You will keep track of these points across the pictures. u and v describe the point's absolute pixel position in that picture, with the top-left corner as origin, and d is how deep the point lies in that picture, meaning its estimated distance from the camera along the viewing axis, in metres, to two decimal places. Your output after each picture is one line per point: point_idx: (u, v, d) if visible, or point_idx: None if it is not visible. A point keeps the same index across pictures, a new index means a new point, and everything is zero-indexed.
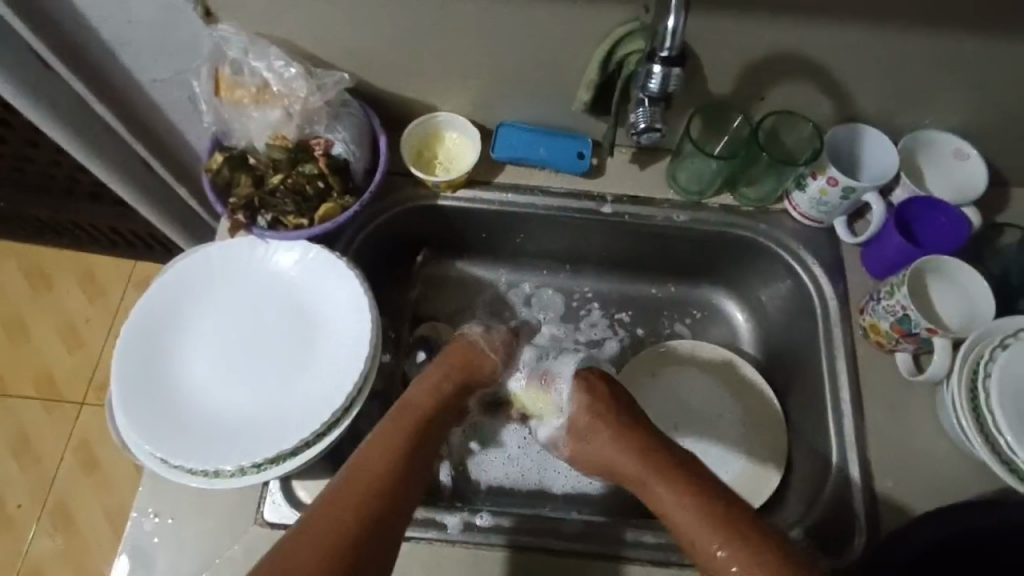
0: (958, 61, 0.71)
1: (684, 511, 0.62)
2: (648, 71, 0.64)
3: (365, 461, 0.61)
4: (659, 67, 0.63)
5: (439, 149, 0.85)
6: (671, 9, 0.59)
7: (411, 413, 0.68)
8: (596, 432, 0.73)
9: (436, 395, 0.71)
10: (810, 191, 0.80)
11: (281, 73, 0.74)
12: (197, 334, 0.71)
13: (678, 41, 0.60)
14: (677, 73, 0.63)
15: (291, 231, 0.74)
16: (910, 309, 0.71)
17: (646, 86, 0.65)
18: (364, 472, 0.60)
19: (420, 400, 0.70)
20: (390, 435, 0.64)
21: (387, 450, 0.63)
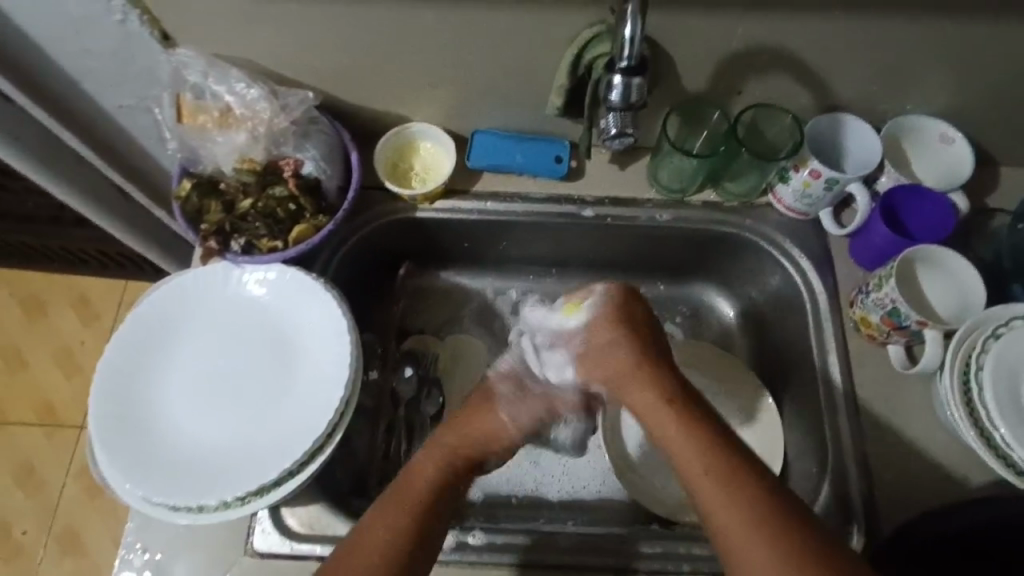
0: (935, 44, 0.70)
1: (710, 479, 0.61)
2: (609, 82, 0.63)
3: (365, 532, 0.61)
4: (619, 77, 0.62)
5: (414, 161, 0.84)
6: (627, 16, 0.57)
7: (410, 486, 0.65)
8: (623, 355, 0.72)
9: (443, 465, 0.67)
10: (794, 184, 0.78)
11: (243, 95, 0.72)
12: (178, 363, 0.70)
13: (637, 50, 0.60)
14: (639, 81, 0.62)
15: (265, 254, 0.72)
16: (900, 301, 0.69)
17: (608, 96, 0.64)
18: (367, 540, 0.60)
19: (427, 470, 0.67)
20: (391, 510, 0.62)
21: (389, 521, 0.61)
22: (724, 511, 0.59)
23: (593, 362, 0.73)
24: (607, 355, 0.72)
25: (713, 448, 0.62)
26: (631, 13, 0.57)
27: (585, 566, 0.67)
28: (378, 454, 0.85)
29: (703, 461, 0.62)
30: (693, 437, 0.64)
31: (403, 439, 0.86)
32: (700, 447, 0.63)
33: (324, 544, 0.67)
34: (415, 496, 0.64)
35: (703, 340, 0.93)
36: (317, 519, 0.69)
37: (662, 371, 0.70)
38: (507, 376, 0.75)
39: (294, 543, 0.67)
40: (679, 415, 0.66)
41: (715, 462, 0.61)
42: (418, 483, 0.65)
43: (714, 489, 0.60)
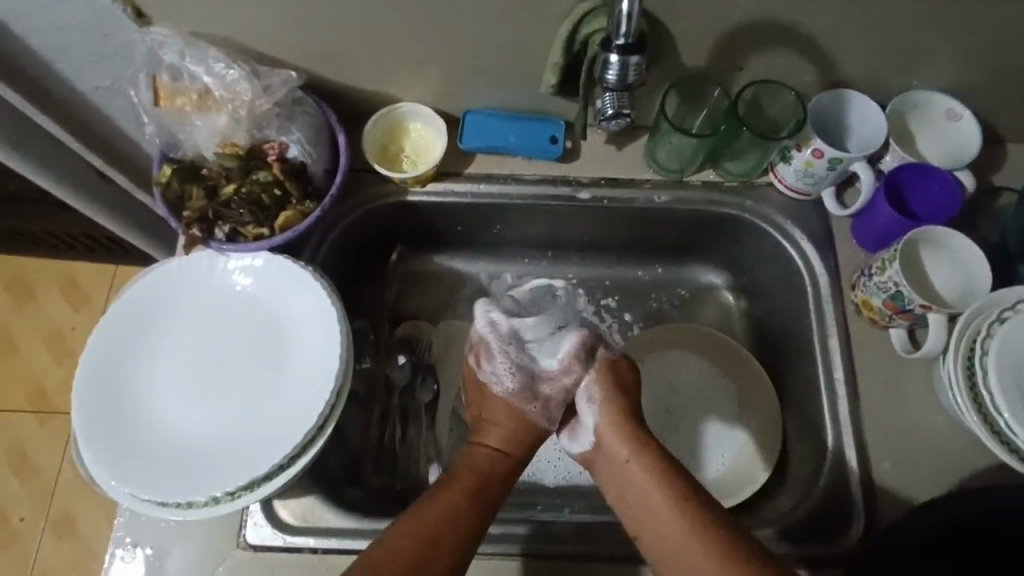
0: (945, 17, 0.67)
1: (677, 525, 0.59)
2: (605, 61, 0.60)
3: (426, 512, 0.61)
4: (615, 56, 0.59)
5: (405, 142, 0.81)
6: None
7: (470, 478, 0.65)
8: (614, 392, 0.69)
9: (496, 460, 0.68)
10: (795, 163, 0.76)
11: (222, 77, 0.68)
12: (163, 353, 0.68)
13: (633, 27, 0.57)
14: (638, 60, 0.60)
15: (250, 242, 0.70)
16: (903, 285, 0.68)
17: (605, 76, 0.61)
18: (426, 516, 0.60)
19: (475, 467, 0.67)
20: (448, 497, 0.63)
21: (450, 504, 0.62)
22: (685, 552, 0.58)
23: (608, 386, 0.70)
24: (613, 386, 0.70)
25: (677, 485, 0.62)
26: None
27: (580, 555, 0.67)
28: (372, 442, 0.84)
29: (667, 504, 0.61)
30: (656, 475, 0.63)
31: (398, 427, 0.85)
32: (662, 486, 0.62)
33: (318, 537, 0.66)
34: (458, 501, 0.62)
35: (701, 324, 0.91)
36: (310, 511, 0.68)
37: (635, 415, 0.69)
38: (553, 386, 0.71)
39: (286, 536, 0.66)
40: (645, 458, 0.64)
41: (677, 501, 0.61)
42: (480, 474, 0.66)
43: (676, 529, 0.59)
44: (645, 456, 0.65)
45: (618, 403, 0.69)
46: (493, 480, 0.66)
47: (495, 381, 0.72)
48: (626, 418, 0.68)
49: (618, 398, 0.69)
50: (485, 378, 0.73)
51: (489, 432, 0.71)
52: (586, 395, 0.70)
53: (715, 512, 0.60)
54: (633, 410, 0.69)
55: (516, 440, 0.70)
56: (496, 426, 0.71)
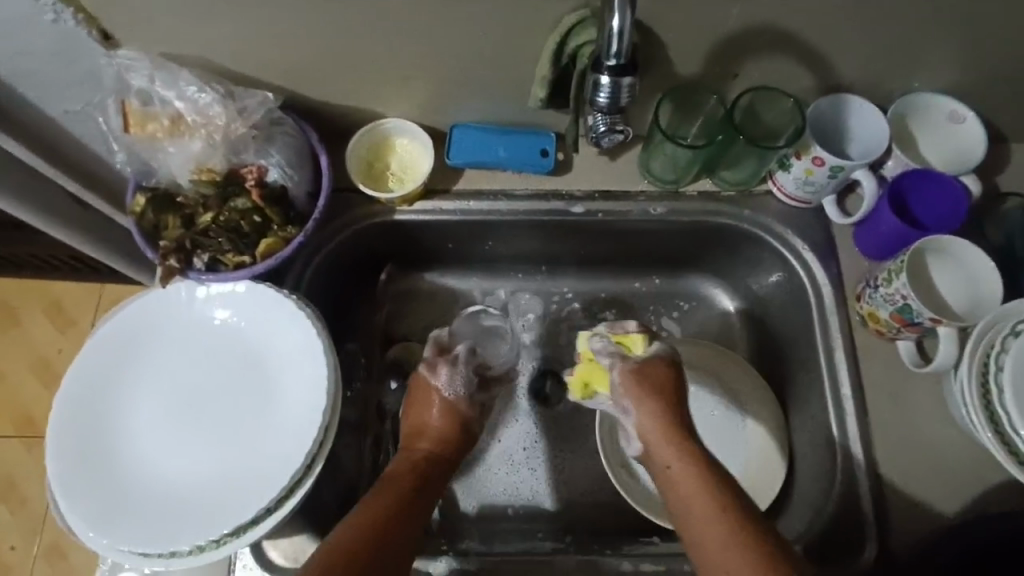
0: (948, 17, 0.64)
1: (721, 532, 0.59)
2: (596, 83, 0.57)
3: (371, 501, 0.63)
4: (607, 78, 0.56)
5: (391, 159, 0.78)
6: (613, 7, 0.52)
7: (407, 474, 0.67)
8: (655, 396, 0.68)
9: (427, 462, 0.70)
10: (795, 171, 0.73)
11: (195, 101, 0.65)
12: (141, 390, 0.65)
13: (625, 48, 0.54)
14: (630, 81, 0.57)
15: (231, 271, 0.67)
16: (911, 297, 0.65)
17: (597, 99, 0.59)
18: (371, 506, 0.62)
19: (402, 468, 0.68)
20: (392, 487, 0.65)
21: (390, 493, 0.64)
22: (722, 558, 0.57)
23: (649, 393, 0.68)
24: (653, 390, 0.69)
25: (718, 491, 0.61)
26: (619, 4, 0.51)
27: None
28: (366, 470, 0.81)
29: (710, 509, 0.60)
30: (700, 480, 0.62)
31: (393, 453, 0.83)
32: (707, 491, 0.61)
33: None
34: (399, 494, 0.64)
35: (700, 335, 0.90)
36: (302, 551, 0.65)
37: (681, 419, 0.68)
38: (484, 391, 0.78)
39: None
40: (691, 464, 0.64)
41: (717, 506, 0.60)
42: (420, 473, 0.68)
43: (717, 535, 0.59)
44: (689, 460, 0.64)
45: (657, 400, 0.68)
46: (424, 477, 0.68)
47: (446, 387, 0.74)
48: (670, 422, 0.67)
49: (663, 403, 0.68)
50: (437, 385, 0.74)
51: (422, 437, 0.72)
52: (620, 404, 0.70)
53: (757, 524, 0.59)
54: (680, 416, 0.68)
55: (447, 443, 0.72)
56: (431, 429, 0.72)
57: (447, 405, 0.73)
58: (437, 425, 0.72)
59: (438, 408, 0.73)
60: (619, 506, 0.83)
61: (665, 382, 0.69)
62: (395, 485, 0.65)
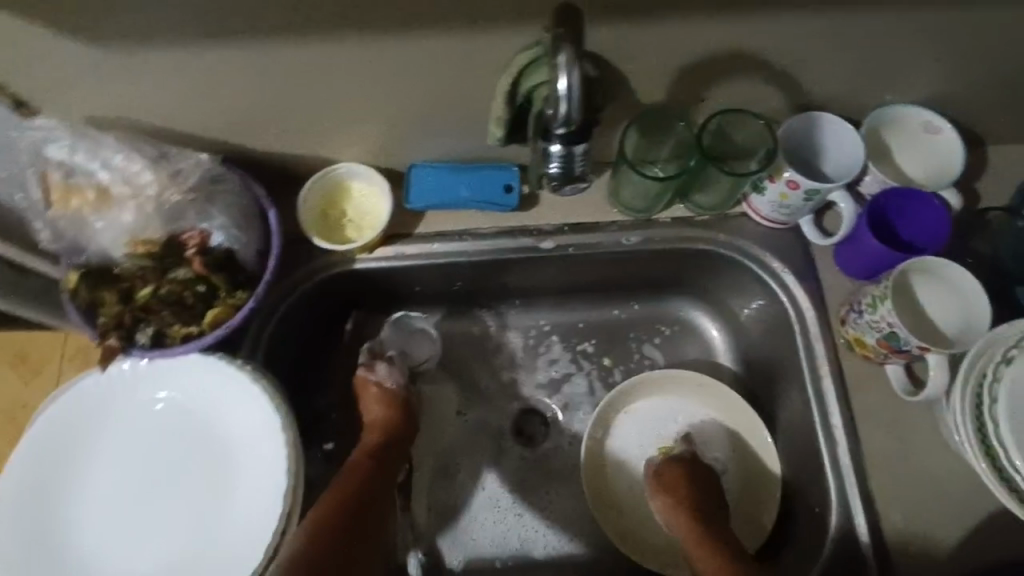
0: (918, 31, 0.61)
1: None
2: (547, 150, 0.56)
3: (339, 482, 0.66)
4: (557, 147, 0.55)
5: (346, 206, 0.73)
6: (560, 67, 0.48)
7: (366, 457, 0.70)
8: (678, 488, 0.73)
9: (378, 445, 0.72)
10: (770, 195, 0.70)
11: (122, 169, 0.61)
12: (92, 474, 0.62)
13: (576, 114, 0.50)
14: (583, 147, 0.55)
15: (178, 345, 0.62)
16: (897, 326, 0.62)
17: (551, 166, 0.57)
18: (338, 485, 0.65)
19: (359, 458, 0.69)
20: (355, 469, 0.67)
21: (354, 473, 0.67)
22: None
23: (673, 486, 0.74)
24: (677, 481, 0.74)
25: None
26: (564, 63, 0.47)
27: None
28: None
29: None
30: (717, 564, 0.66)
31: None
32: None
33: None
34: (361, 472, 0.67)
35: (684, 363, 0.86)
36: None
37: (705, 507, 0.72)
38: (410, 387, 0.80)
39: None
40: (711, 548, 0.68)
41: None
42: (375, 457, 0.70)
43: None
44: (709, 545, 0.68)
45: (678, 498, 0.72)
46: (381, 460, 0.70)
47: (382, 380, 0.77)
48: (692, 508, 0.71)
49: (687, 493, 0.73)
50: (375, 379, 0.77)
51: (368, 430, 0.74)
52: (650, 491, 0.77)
53: None
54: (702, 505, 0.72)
55: (391, 428, 0.74)
56: (376, 418, 0.75)
57: (386, 394, 0.76)
58: (380, 414, 0.75)
59: (377, 400, 0.76)
60: (611, 549, 0.80)
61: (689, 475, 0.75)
62: (358, 467, 0.68)
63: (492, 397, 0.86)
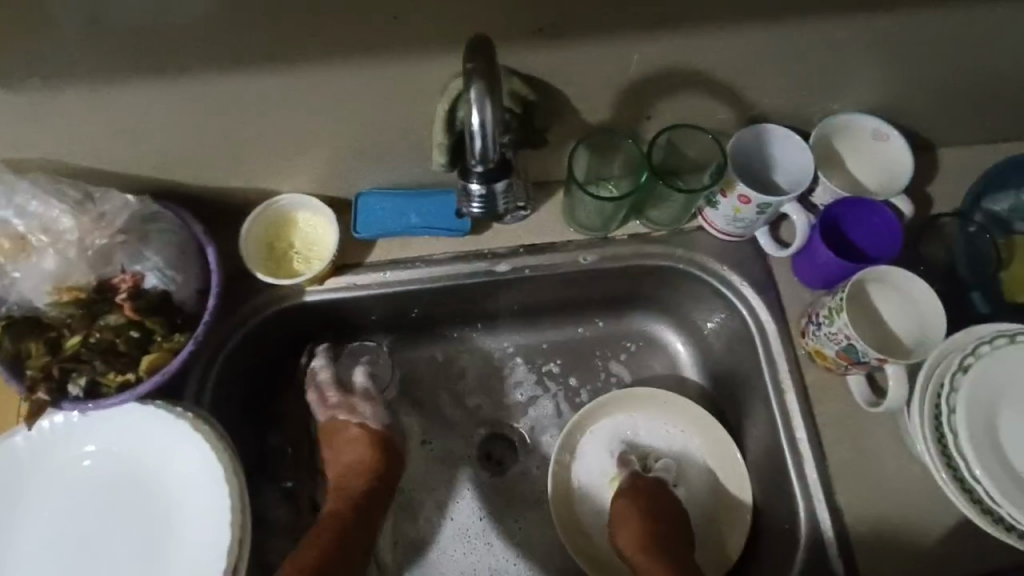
0: (857, 42, 0.61)
1: None
2: (467, 187, 0.54)
3: (313, 540, 0.69)
4: (476, 186, 0.53)
5: (292, 237, 0.71)
6: (470, 102, 0.45)
7: (343, 505, 0.72)
8: (626, 521, 0.72)
9: (353, 492, 0.73)
10: (723, 209, 0.69)
11: (40, 215, 0.58)
12: (27, 534, 0.59)
13: (492, 154, 0.49)
14: (504, 184, 0.53)
15: (113, 394, 0.59)
16: (854, 338, 0.61)
17: (471, 205, 0.55)
18: (310, 545, 0.68)
19: (335, 510, 0.71)
20: (330, 525, 0.70)
21: (330, 527, 0.70)
22: None
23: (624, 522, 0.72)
24: (626, 513, 0.73)
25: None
26: (474, 98, 0.45)
27: None
28: None
29: None
30: None
31: None
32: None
33: None
34: (336, 527, 0.70)
35: (650, 380, 0.85)
36: None
37: (659, 536, 0.70)
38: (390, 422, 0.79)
39: None
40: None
41: None
42: (352, 504, 0.72)
43: None
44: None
45: (636, 529, 0.71)
46: (359, 507, 0.72)
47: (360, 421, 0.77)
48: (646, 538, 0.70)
49: (638, 523, 0.71)
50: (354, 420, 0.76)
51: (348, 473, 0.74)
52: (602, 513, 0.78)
53: None
54: (656, 537, 0.70)
55: (365, 474, 0.74)
56: (353, 460, 0.75)
57: (364, 436, 0.76)
58: (358, 459, 0.75)
59: (356, 443, 0.75)
60: None
61: (640, 503, 0.73)
62: (333, 520, 0.70)
63: (457, 425, 0.83)
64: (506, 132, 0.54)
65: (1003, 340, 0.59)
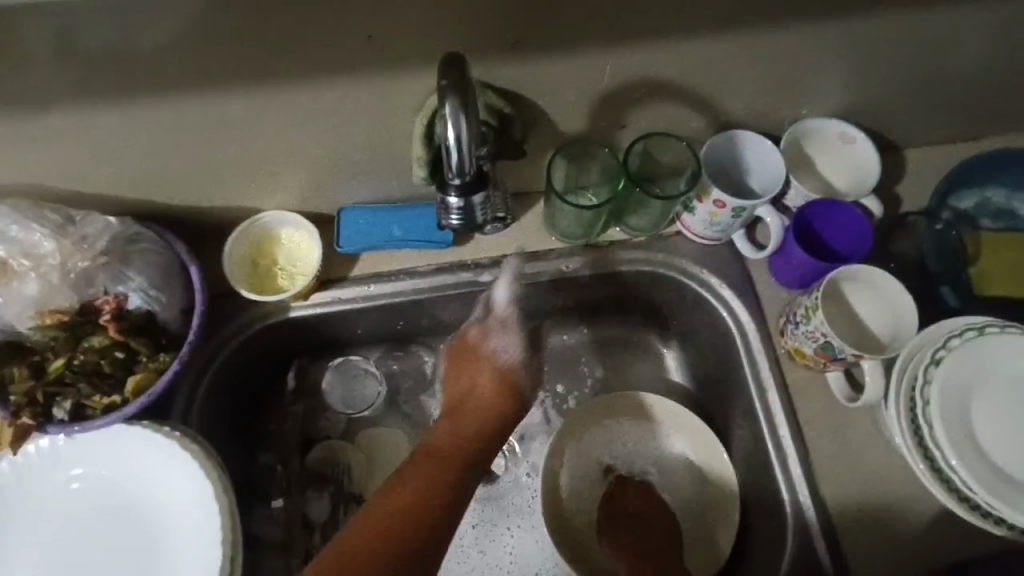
0: (819, 50, 0.63)
1: None
2: (444, 201, 0.55)
3: (399, 486, 0.58)
4: (454, 198, 0.54)
5: (276, 254, 0.71)
6: (445, 116, 0.46)
7: (448, 454, 0.62)
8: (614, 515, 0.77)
9: (470, 440, 0.63)
10: (700, 214, 0.71)
11: (19, 239, 0.58)
12: (14, 563, 0.58)
13: (468, 167, 0.50)
14: (481, 196, 0.54)
15: (99, 416, 0.59)
16: (831, 335, 0.63)
17: (450, 217, 0.56)
18: (396, 497, 0.57)
19: (444, 442, 0.63)
20: (423, 472, 0.60)
21: (430, 484, 0.59)
22: None
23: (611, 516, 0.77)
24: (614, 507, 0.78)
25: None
26: (450, 113, 0.46)
27: None
28: None
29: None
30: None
31: None
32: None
33: None
34: (435, 478, 0.59)
35: (637, 383, 0.86)
36: None
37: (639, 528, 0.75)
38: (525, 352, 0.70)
39: None
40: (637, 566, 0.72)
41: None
42: (454, 449, 0.62)
43: None
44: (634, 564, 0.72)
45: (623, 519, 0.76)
46: (466, 453, 0.62)
47: (495, 351, 0.69)
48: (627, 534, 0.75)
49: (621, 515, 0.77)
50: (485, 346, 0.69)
51: (469, 412, 0.65)
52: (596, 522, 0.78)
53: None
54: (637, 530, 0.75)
55: (491, 418, 0.65)
56: (472, 401, 0.66)
57: (499, 375, 0.68)
58: (474, 387, 0.67)
59: (483, 375, 0.68)
60: None
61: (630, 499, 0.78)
62: (422, 482, 0.59)
63: None
64: (484, 144, 0.55)
65: (972, 333, 0.61)
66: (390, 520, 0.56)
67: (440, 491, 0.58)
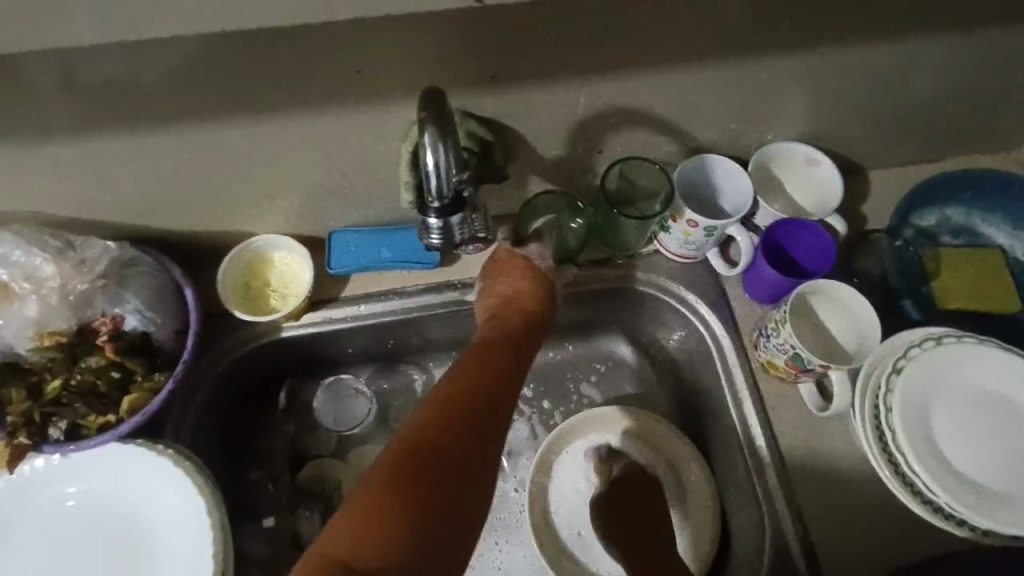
0: (780, 81, 0.68)
1: None
2: (425, 221, 0.57)
3: (458, 371, 0.62)
4: (434, 219, 0.56)
5: (268, 276, 0.74)
6: (425, 145, 0.50)
7: (496, 342, 0.65)
8: None
9: (514, 331, 0.67)
10: (675, 233, 0.74)
11: (21, 262, 0.61)
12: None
13: (446, 190, 0.53)
14: (459, 217, 0.57)
15: (94, 435, 0.60)
16: (800, 346, 0.66)
17: (431, 237, 0.58)
18: (458, 378, 0.61)
19: (495, 332, 0.67)
20: (476, 360, 0.63)
21: (477, 371, 0.62)
22: None
23: None
24: None
25: None
26: (429, 142, 0.49)
27: None
28: None
29: None
30: None
31: None
32: None
33: None
34: (485, 364, 0.63)
35: (620, 397, 0.88)
36: None
37: None
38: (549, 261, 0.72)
39: None
40: None
41: None
42: (501, 339, 0.66)
43: None
44: None
45: None
46: (511, 343, 0.66)
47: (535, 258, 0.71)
48: None
49: None
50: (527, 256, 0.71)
51: (508, 310, 0.69)
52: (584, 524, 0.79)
53: None
54: None
55: (528, 316, 0.68)
56: (519, 294, 0.69)
57: (536, 275, 0.70)
58: (507, 292, 0.70)
59: (529, 274, 0.70)
60: None
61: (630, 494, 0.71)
62: (473, 366, 0.63)
63: None
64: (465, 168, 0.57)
65: (930, 343, 0.64)
66: (437, 404, 0.59)
67: (487, 380, 0.61)
